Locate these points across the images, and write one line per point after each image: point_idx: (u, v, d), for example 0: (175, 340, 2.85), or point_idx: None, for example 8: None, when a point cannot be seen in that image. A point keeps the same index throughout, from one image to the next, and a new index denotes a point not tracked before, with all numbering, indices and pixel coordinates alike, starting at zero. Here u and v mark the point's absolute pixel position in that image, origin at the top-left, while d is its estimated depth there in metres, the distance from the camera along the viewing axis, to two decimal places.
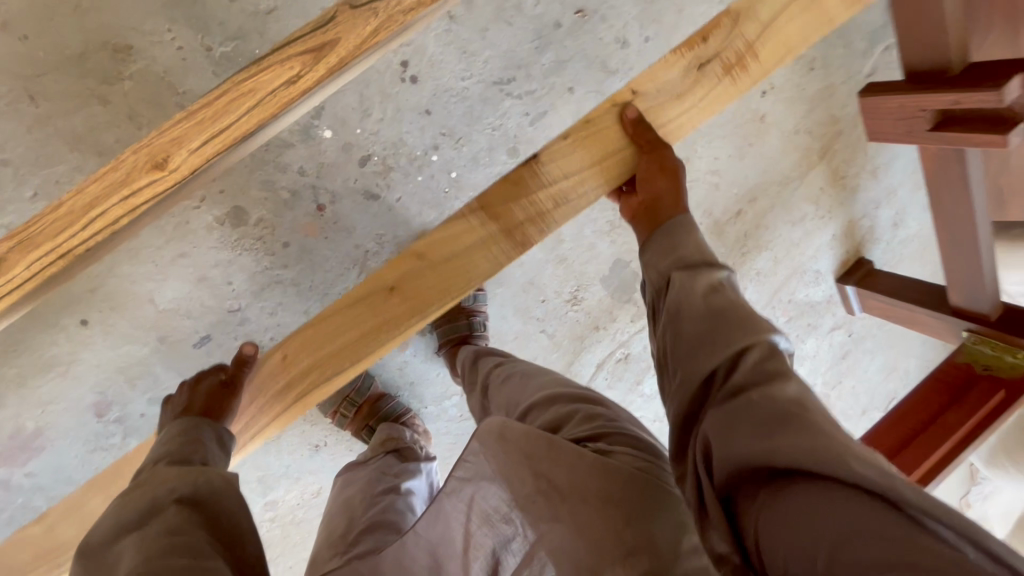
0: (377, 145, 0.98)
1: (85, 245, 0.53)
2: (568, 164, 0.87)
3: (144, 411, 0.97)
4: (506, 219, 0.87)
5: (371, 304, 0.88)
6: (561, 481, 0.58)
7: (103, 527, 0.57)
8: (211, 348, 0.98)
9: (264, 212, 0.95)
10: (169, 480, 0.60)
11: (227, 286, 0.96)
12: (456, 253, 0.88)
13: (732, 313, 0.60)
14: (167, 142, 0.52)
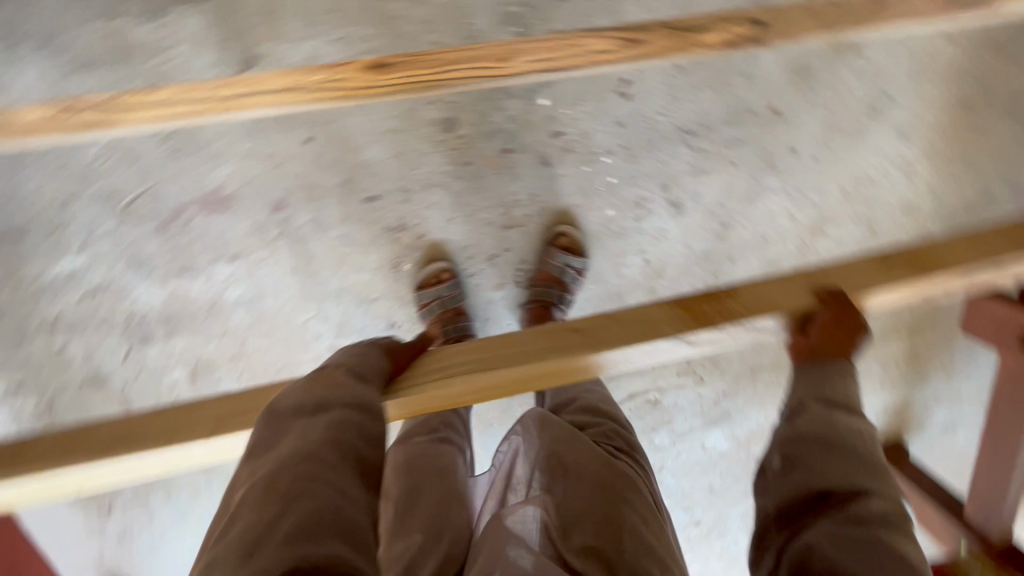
0: (571, 129, 1.20)
1: (435, 81, 0.78)
2: (764, 298, 0.81)
3: (306, 223, 1.22)
4: (704, 315, 0.80)
5: (537, 337, 0.81)
6: (570, 460, 0.82)
7: (286, 398, 0.68)
8: (373, 206, 1.21)
9: (467, 133, 1.18)
10: (343, 387, 0.69)
11: (411, 169, 1.19)
12: (645, 323, 0.81)
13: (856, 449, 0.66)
14: (516, 48, 0.77)
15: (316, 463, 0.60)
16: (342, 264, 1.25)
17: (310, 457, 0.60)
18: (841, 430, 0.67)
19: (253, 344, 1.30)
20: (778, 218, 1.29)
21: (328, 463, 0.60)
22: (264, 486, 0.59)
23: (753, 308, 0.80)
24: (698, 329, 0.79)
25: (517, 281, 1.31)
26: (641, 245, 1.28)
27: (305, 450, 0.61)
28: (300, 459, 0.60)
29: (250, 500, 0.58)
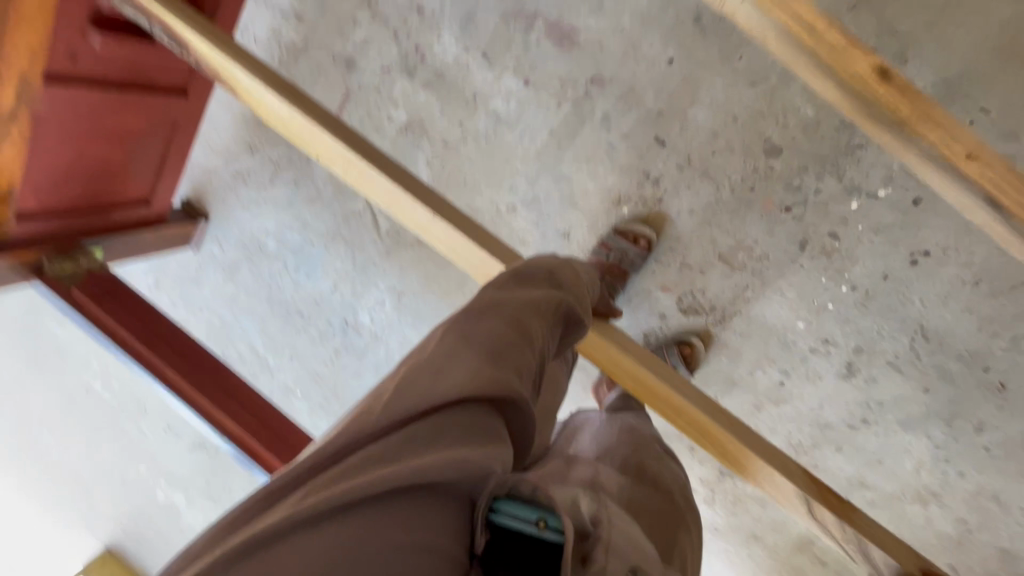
0: (847, 243, 1.19)
1: (888, 115, 0.69)
2: (880, 534, 0.92)
3: (600, 110, 1.28)
4: (826, 497, 0.95)
5: (705, 397, 1.01)
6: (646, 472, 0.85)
7: (540, 264, 0.80)
8: (655, 148, 1.26)
9: (775, 169, 1.19)
10: (573, 291, 0.82)
11: (709, 151, 1.22)
12: (781, 460, 0.97)
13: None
14: (983, 157, 0.68)
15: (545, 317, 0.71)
16: (588, 161, 1.31)
17: (547, 310, 0.72)
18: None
19: (470, 148, 1.40)
20: (907, 457, 1.29)
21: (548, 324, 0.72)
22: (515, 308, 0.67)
23: (864, 533, 0.92)
24: (816, 498, 0.94)
25: (680, 303, 1.33)
26: (791, 369, 1.30)
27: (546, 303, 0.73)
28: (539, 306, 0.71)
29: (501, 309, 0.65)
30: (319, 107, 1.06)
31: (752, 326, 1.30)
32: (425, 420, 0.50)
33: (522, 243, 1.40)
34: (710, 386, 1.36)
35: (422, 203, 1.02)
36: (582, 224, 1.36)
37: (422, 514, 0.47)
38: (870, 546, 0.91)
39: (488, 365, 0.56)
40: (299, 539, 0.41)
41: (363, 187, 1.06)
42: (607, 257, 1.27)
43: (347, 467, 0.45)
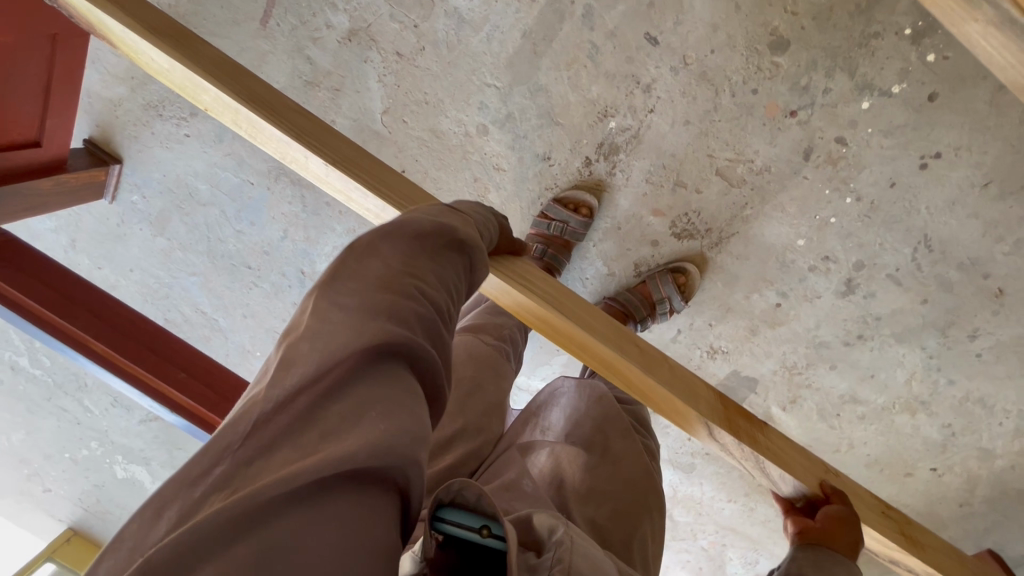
0: (854, 148, 1.11)
1: None
2: (791, 452, 0.83)
3: (584, 3, 1.12)
4: (738, 425, 0.82)
5: (620, 332, 0.82)
6: (611, 445, 0.77)
7: (442, 204, 0.66)
8: (646, 48, 1.12)
9: (780, 67, 1.09)
10: (484, 226, 0.69)
11: (708, 49, 1.10)
12: (701, 391, 0.82)
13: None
14: None
15: (448, 262, 0.58)
16: (570, 68, 1.15)
17: (451, 250, 0.59)
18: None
19: (429, 58, 1.20)
20: (899, 369, 1.26)
21: (458, 269, 0.59)
22: (404, 249, 0.54)
23: (766, 453, 0.81)
24: (732, 434, 0.80)
25: (673, 228, 1.22)
26: (789, 289, 1.23)
27: (456, 244, 0.60)
28: (441, 247, 0.57)
29: (386, 249, 0.52)
30: (199, 42, 0.82)
31: (750, 246, 1.21)
32: (332, 402, 0.39)
33: (496, 169, 1.24)
34: (705, 312, 1.28)
35: (316, 152, 0.80)
36: (572, 144, 1.20)
37: (362, 508, 0.37)
38: (773, 469, 0.81)
39: (379, 321, 0.44)
40: (210, 569, 0.30)
41: (249, 132, 0.84)
42: (548, 229, 1.20)
43: (259, 473, 0.35)
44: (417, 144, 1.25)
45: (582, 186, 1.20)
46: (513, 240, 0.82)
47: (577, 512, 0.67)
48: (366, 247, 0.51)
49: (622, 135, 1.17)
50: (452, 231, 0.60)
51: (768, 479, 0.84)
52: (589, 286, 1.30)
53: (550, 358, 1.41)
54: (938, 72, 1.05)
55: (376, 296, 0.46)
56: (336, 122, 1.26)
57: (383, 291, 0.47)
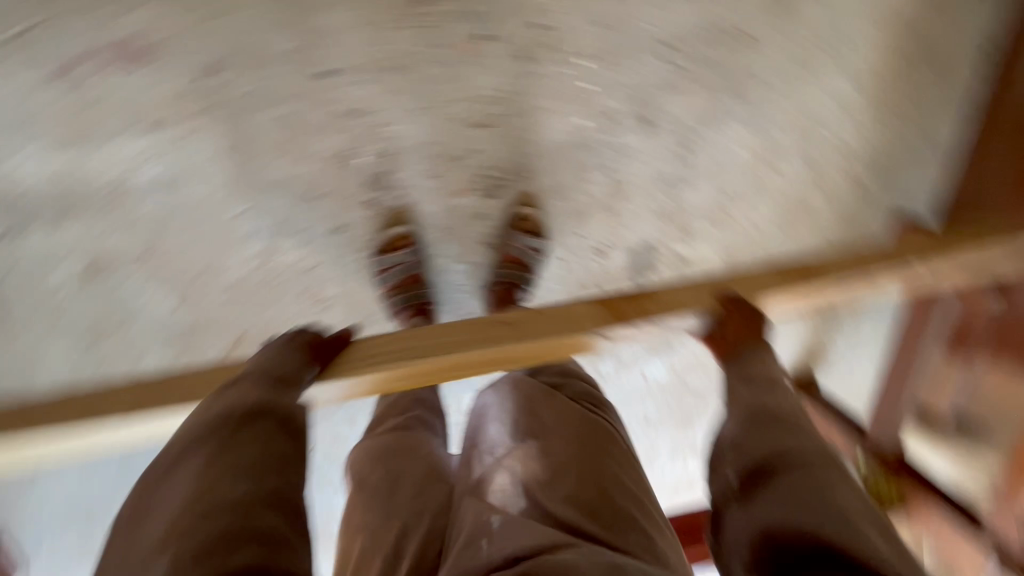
0: (549, 23, 1.14)
1: None
2: (676, 294, 0.87)
3: (243, 94, 1.07)
4: (618, 308, 0.86)
5: (480, 327, 0.85)
6: (546, 420, 0.81)
7: (218, 399, 0.69)
8: (326, 86, 1.09)
9: (439, 12, 1.09)
10: (265, 381, 0.71)
11: (372, 46, 1.08)
12: (574, 314, 0.86)
13: (801, 420, 0.72)
14: None
15: (236, 445, 0.64)
16: (285, 149, 1.12)
17: (236, 432, 0.65)
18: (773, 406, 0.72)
19: (174, 237, 1.14)
20: (733, 145, 1.32)
21: (248, 442, 0.64)
22: (192, 463, 0.63)
23: (656, 311, 0.86)
24: (618, 324, 0.85)
25: (482, 192, 1.25)
26: (604, 159, 1.28)
27: (236, 425, 0.65)
28: (224, 441, 0.64)
29: (177, 478, 0.62)
30: None
31: (548, 154, 1.25)
32: None
33: (314, 266, 1.23)
34: (564, 226, 1.35)
35: (119, 420, 0.79)
36: (350, 198, 1.19)
37: None
38: (671, 319, 0.86)
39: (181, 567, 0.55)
40: None
41: (71, 449, 0.82)
42: (393, 278, 1.24)
43: None
44: (237, 301, 1.21)
45: (388, 223, 1.22)
46: (328, 343, 0.82)
47: (552, 500, 0.71)
48: (162, 487, 0.63)
49: (376, 162, 1.16)
50: (228, 417, 0.66)
51: (676, 329, 0.87)
52: (467, 284, 1.35)
53: None
54: None
55: (184, 542, 0.56)
56: (155, 348, 1.22)
57: (178, 531, 0.57)
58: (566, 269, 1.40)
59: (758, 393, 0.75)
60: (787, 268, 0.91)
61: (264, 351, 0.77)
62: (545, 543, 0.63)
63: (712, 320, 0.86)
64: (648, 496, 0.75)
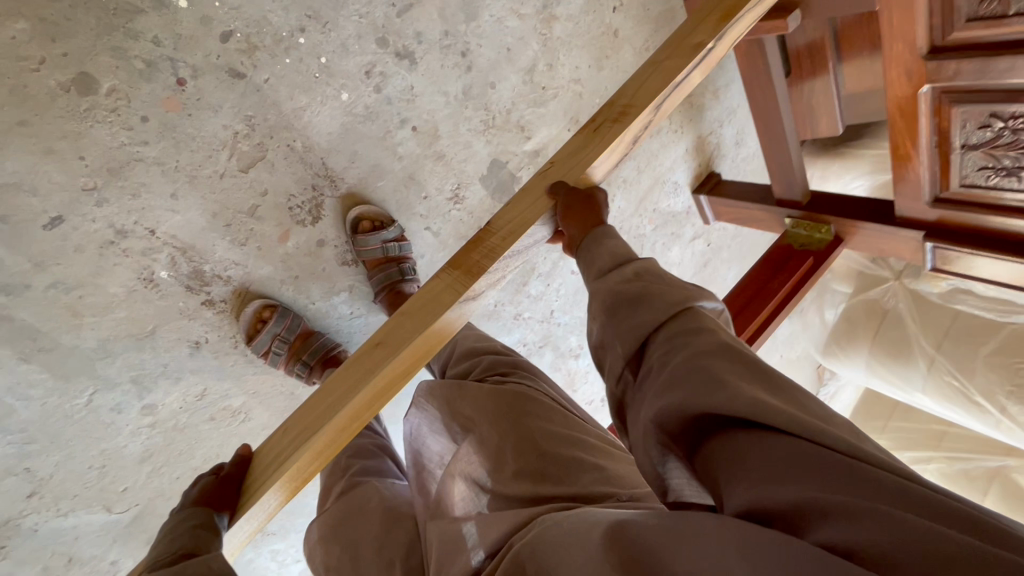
0: (241, 21, 0.97)
1: None
2: (512, 213, 0.84)
3: None
4: (466, 261, 0.80)
5: (353, 365, 0.77)
6: (468, 412, 0.78)
7: None
8: (65, 231, 0.93)
9: (118, 84, 0.90)
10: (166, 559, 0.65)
11: (78, 161, 0.91)
12: (431, 295, 0.79)
13: (659, 287, 0.69)
14: None
15: None
16: (79, 316, 0.98)
17: None
18: (630, 288, 0.70)
19: (47, 462, 1.02)
20: (501, 22, 1.24)
21: None
22: None
23: (505, 239, 0.81)
24: (475, 281, 0.77)
25: (306, 220, 1.14)
26: (397, 114, 1.18)
27: None
28: None
29: None
30: None
31: (341, 144, 1.13)
32: None
33: (205, 392, 1.13)
34: (408, 197, 1.26)
35: None
36: (186, 312, 1.07)
37: None
38: (521, 238, 0.81)
39: None
40: None
41: None
42: (281, 351, 1.12)
43: None
44: (156, 467, 1.12)
45: (239, 305, 1.11)
46: (224, 480, 0.77)
47: (504, 484, 0.68)
48: None
49: (182, 264, 1.04)
50: None
51: (528, 247, 0.85)
52: (358, 309, 1.26)
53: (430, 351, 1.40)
54: None
55: None
56: (116, 554, 1.14)
57: None
58: (438, 233, 1.33)
59: (612, 280, 0.73)
60: (594, 117, 0.87)
61: (165, 532, 0.71)
62: (511, 533, 0.61)
63: (553, 216, 0.84)
64: (583, 441, 0.75)
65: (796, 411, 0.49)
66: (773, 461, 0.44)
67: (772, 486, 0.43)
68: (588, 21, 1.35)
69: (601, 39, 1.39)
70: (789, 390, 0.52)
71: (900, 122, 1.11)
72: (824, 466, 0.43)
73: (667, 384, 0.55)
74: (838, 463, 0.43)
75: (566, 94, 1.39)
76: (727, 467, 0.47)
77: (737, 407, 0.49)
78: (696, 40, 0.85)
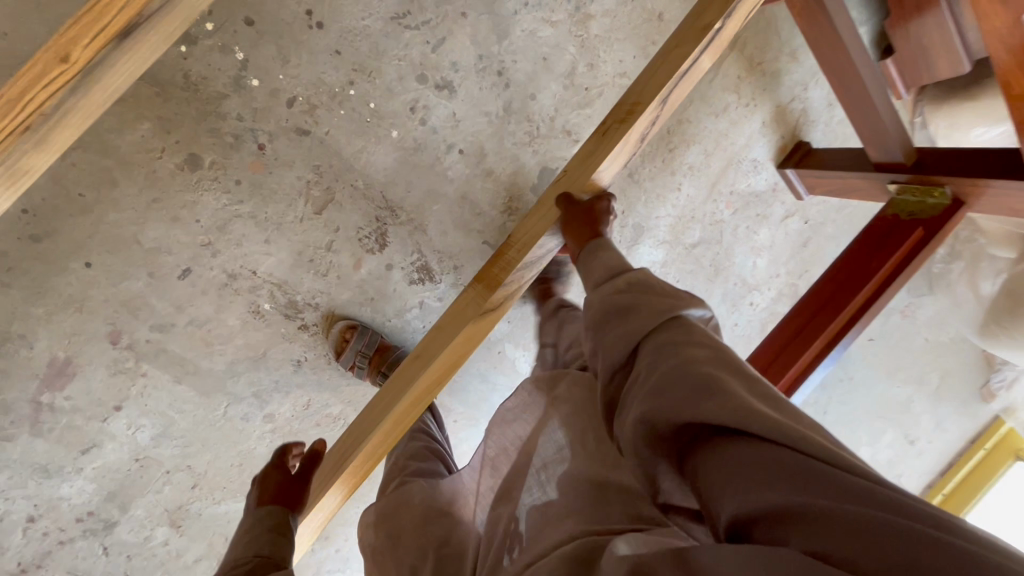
0: (300, 87, 1.14)
1: (42, 119, 0.63)
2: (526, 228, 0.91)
3: (149, 336, 1.17)
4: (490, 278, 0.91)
5: (402, 373, 0.90)
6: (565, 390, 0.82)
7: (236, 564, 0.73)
8: (193, 279, 1.17)
9: (216, 158, 1.12)
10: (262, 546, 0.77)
11: (196, 223, 1.14)
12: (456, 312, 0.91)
13: (648, 296, 0.72)
14: (65, 38, 0.58)
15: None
16: (211, 345, 1.22)
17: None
18: (622, 300, 0.74)
19: (202, 460, 1.29)
20: (534, 34, 1.27)
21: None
22: None
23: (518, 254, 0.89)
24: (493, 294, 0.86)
25: (375, 248, 1.28)
26: (443, 141, 1.27)
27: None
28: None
29: None
30: None
31: (397, 177, 1.26)
32: None
33: (310, 400, 1.33)
34: (464, 215, 1.34)
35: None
36: (288, 336, 1.27)
37: None
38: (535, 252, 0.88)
39: None
40: None
41: None
42: (365, 365, 1.28)
43: None
44: None
45: (329, 325, 1.29)
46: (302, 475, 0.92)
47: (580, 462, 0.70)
48: None
49: (281, 296, 1.24)
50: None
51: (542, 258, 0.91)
52: (429, 322, 1.38)
53: (502, 355, 1.49)
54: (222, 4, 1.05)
55: None
56: None
57: None
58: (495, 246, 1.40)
59: (607, 293, 0.77)
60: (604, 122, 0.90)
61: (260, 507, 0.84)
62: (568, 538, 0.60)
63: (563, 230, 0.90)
64: None
65: (779, 417, 0.51)
66: (757, 467, 0.46)
67: (757, 494, 0.45)
68: (627, 11, 1.32)
69: (644, 26, 1.34)
70: (776, 401, 0.55)
71: (1009, 52, 0.89)
72: (807, 470, 0.44)
73: (656, 387, 0.56)
74: (822, 475, 0.44)
75: (613, 89, 1.37)
76: (716, 474, 0.49)
77: (725, 414, 0.50)
78: (705, 23, 0.84)
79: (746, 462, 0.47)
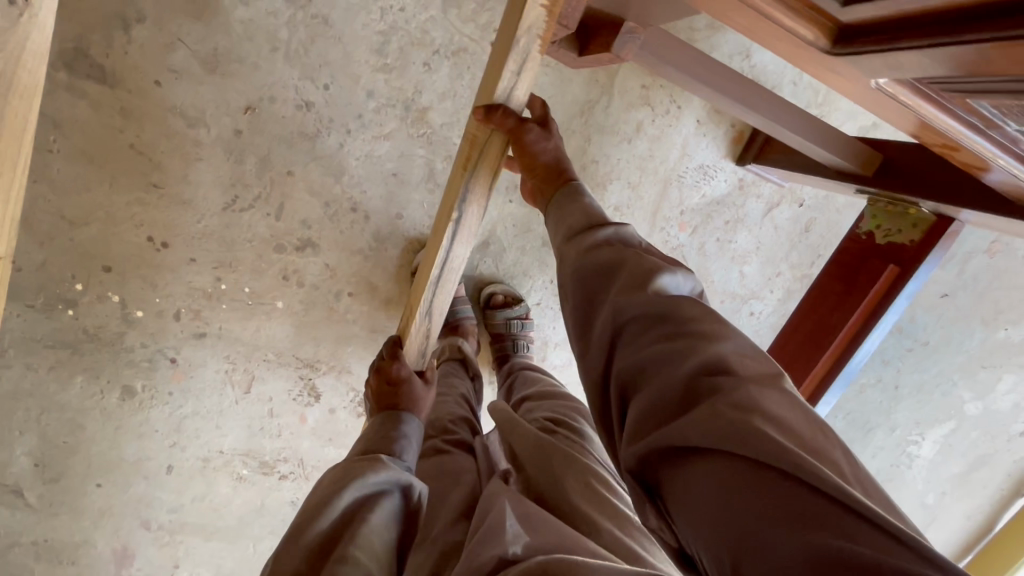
0: (179, 300, 1.19)
1: None
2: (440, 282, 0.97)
3: (169, 517, 1.40)
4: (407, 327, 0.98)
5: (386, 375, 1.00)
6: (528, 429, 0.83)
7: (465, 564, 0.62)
8: (179, 470, 1.36)
9: (145, 381, 1.25)
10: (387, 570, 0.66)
11: (157, 432, 1.31)
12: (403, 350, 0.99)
13: (634, 264, 0.68)
14: None
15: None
16: (219, 509, 1.42)
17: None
18: (603, 261, 0.72)
19: None
20: (373, 156, 1.15)
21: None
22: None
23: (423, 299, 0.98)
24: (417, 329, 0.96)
25: (312, 399, 1.35)
26: (329, 290, 1.25)
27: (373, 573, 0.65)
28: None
29: None
30: None
31: (303, 336, 1.28)
32: None
33: None
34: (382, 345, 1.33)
35: None
36: (274, 484, 1.43)
37: None
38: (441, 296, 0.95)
39: None
40: None
41: None
42: None
43: None
44: None
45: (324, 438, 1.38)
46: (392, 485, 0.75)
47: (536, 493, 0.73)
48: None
49: (253, 459, 1.39)
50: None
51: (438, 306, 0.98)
52: None
53: None
54: (80, 261, 1.12)
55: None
56: None
57: None
58: None
59: (577, 253, 0.76)
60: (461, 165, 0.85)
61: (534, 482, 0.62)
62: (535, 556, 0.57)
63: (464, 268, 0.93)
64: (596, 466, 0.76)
65: (796, 443, 0.47)
66: (761, 504, 0.44)
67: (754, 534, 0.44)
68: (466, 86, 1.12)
69: None
70: (802, 426, 0.49)
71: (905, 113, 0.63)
72: (826, 510, 0.42)
73: (656, 401, 0.55)
74: (841, 511, 0.41)
75: None
76: (703, 507, 0.48)
77: (724, 442, 0.48)
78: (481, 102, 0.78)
79: (751, 504, 0.45)
